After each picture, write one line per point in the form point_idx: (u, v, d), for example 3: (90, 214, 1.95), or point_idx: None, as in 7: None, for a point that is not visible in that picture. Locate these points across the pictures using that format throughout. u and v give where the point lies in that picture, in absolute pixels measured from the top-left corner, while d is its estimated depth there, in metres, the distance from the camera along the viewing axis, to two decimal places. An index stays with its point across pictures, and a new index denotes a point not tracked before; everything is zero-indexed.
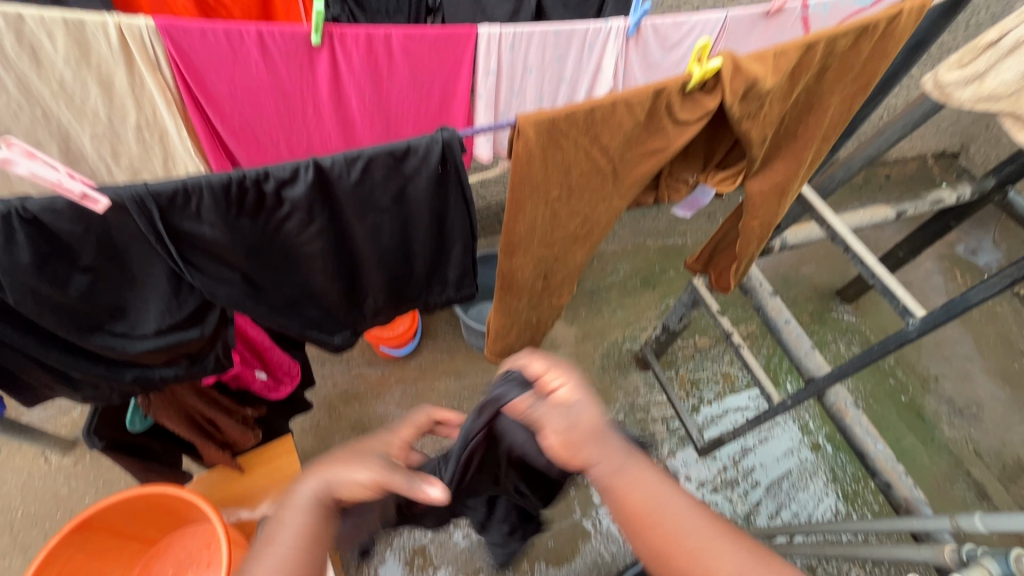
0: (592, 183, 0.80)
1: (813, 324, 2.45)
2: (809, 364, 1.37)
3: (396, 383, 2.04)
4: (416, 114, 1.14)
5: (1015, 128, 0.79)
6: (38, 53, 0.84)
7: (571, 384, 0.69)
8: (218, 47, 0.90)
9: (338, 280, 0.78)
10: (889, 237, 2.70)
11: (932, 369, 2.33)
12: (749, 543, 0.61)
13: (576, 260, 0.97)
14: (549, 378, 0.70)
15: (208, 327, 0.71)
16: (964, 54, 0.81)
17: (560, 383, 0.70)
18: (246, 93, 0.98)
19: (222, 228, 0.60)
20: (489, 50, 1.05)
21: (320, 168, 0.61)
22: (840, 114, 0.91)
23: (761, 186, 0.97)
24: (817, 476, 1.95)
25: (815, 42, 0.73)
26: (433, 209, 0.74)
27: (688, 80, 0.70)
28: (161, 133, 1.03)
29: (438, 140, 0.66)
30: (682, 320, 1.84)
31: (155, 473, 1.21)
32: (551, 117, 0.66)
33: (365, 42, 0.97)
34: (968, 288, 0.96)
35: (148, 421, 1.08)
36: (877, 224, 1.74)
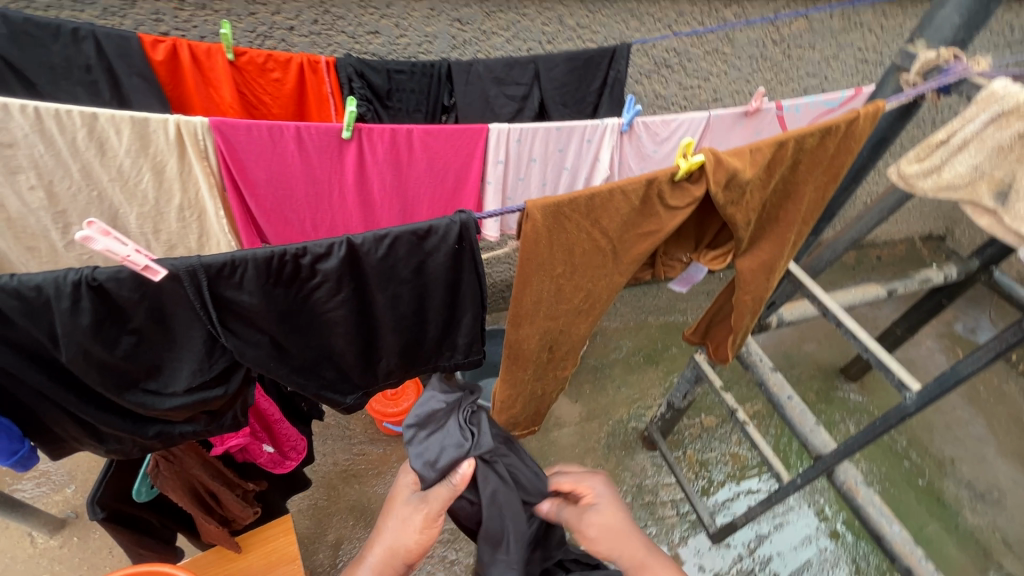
0: (594, 260, 0.88)
1: (820, 403, 2.44)
2: (816, 441, 1.36)
3: (398, 461, 2.01)
4: (431, 199, 1.25)
5: (974, 214, 0.88)
6: (105, 145, 0.97)
7: (593, 493, 0.94)
8: (261, 141, 1.02)
9: (356, 347, 0.83)
10: (886, 315, 2.76)
11: (947, 451, 2.28)
12: None
13: (580, 331, 1.02)
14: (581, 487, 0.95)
15: (232, 386, 0.76)
16: (920, 150, 0.90)
17: (586, 492, 0.95)
18: (281, 179, 1.09)
19: (260, 296, 0.67)
20: (499, 143, 1.17)
21: (351, 245, 0.68)
22: (816, 200, 1.00)
23: (751, 264, 1.04)
24: (838, 567, 1.86)
25: (787, 141, 0.83)
26: (449, 282, 0.81)
27: (677, 171, 0.79)
28: (200, 214, 1.13)
29: (456, 222, 0.73)
30: (685, 397, 1.84)
31: (148, 549, 1.15)
32: (556, 202, 0.74)
33: (389, 138, 1.09)
34: (957, 361, 0.99)
35: (152, 492, 1.09)
36: (870, 301, 1.80)
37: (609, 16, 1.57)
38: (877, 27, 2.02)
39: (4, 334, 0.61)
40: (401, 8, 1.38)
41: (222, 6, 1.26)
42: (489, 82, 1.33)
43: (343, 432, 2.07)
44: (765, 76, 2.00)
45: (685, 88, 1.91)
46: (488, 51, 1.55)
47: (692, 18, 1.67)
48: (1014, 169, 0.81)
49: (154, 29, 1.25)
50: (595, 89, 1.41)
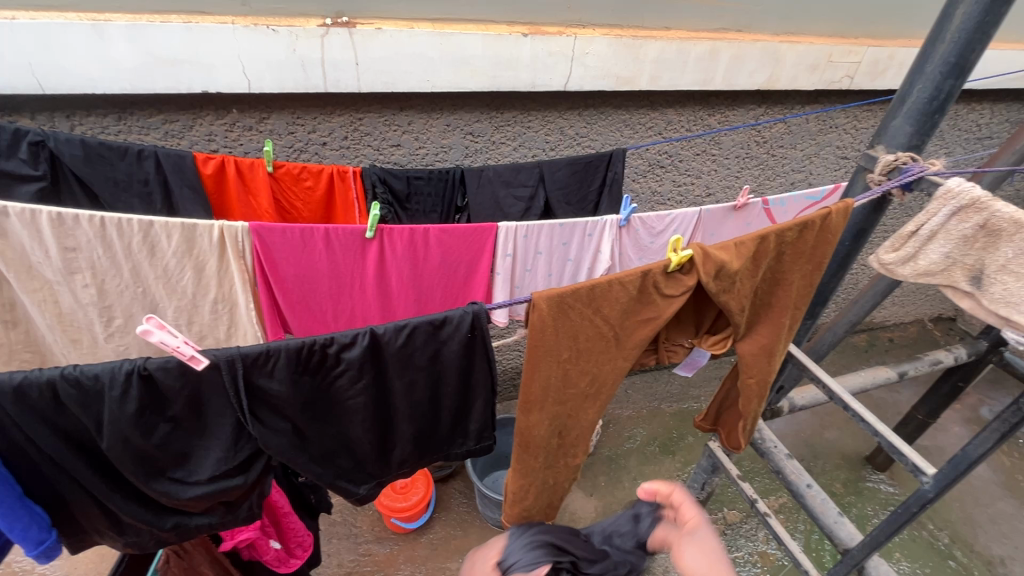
0: (598, 345, 0.93)
1: (849, 495, 2.31)
2: (841, 534, 1.31)
3: (407, 562, 1.92)
4: (444, 289, 1.34)
5: (956, 296, 0.95)
6: (155, 248, 1.08)
7: None
8: (293, 241, 1.13)
9: (372, 435, 0.86)
10: (906, 400, 2.70)
11: (994, 549, 2.11)
12: None
13: (588, 416, 1.04)
14: None
15: (251, 476, 0.79)
16: (894, 240, 0.97)
17: None
18: (308, 274, 1.19)
19: (288, 384, 0.72)
20: (507, 239, 1.28)
21: (373, 335, 0.75)
22: (806, 286, 1.07)
23: (750, 348, 1.08)
24: None
25: (767, 235, 0.92)
26: (462, 368, 0.86)
27: (669, 264, 0.87)
28: (232, 306, 1.22)
29: (468, 312, 0.80)
30: (704, 488, 1.78)
31: None
32: (559, 292, 0.81)
33: (408, 236, 1.20)
34: (964, 443, 0.99)
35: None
36: (882, 384, 1.79)
37: (606, 127, 1.76)
38: (851, 128, 2.22)
39: (54, 421, 0.66)
40: (421, 125, 1.57)
41: (266, 127, 1.45)
42: (499, 186, 1.47)
43: (349, 529, 2.00)
44: (753, 173, 2.17)
45: (679, 185, 2.07)
46: (497, 158, 1.72)
47: (680, 126, 1.86)
48: (981, 257, 0.89)
49: (206, 147, 1.44)
50: (596, 189, 1.56)
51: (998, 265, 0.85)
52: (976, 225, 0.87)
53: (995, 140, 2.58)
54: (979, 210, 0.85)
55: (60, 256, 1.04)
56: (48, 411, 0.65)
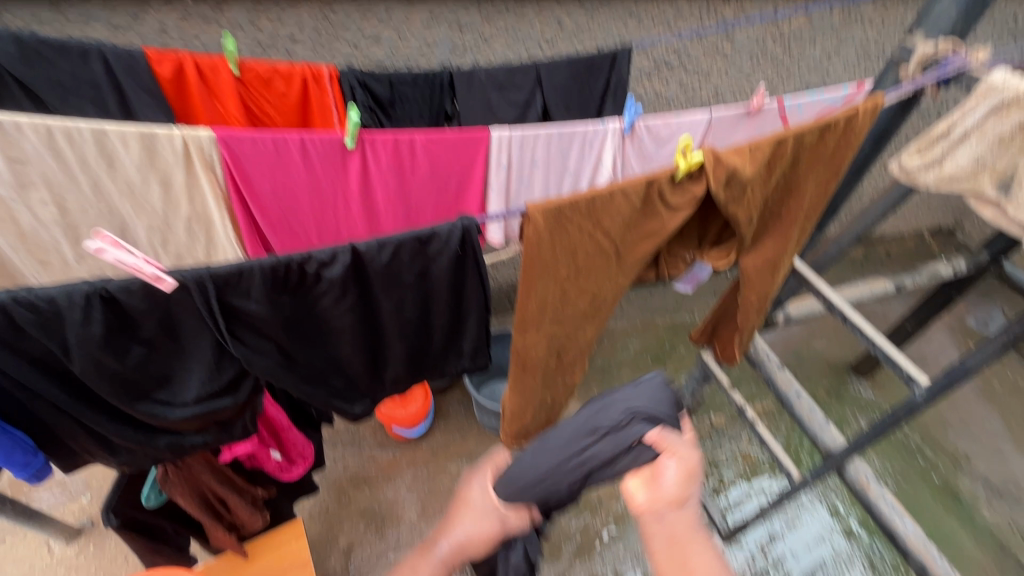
0: (597, 262, 0.88)
1: (830, 401, 2.41)
2: (825, 438, 1.35)
3: (409, 465, 2.02)
4: (434, 203, 1.26)
5: (978, 205, 0.89)
6: (114, 159, 0.98)
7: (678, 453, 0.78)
8: (265, 152, 1.03)
9: (362, 355, 0.84)
10: (896, 310, 2.74)
11: (961, 447, 2.23)
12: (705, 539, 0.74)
13: (586, 334, 1.02)
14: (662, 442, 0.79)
15: (240, 396, 0.78)
16: (921, 143, 0.90)
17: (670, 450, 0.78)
18: (286, 189, 1.10)
19: (266, 305, 0.68)
20: (500, 149, 1.18)
21: (355, 252, 0.70)
22: (819, 195, 1.00)
23: (754, 261, 1.04)
24: (854, 565, 1.85)
25: (785, 137, 0.84)
26: (453, 287, 0.82)
27: (677, 171, 0.79)
28: (208, 224, 1.15)
29: (458, 227, 0.74)
30: (694, 396, 1.83)
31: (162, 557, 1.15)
32: (557, 204, 0.74)
33: (392, 145, 1.10)
34: (965, 355, 0.99)
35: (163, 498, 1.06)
36: (878, 297, 1.78)
37: (609, 18, 1.58)
38: (878, 21, 2.01)
39: (18, 346, 0.62)
40: (401, 16, 1.40)
41: (225, 19, 1.28)
42: (491, 89, 1.34)
43: (352, 437, 2.09)
44: (767, 73, 2.00)
45: (686, 87, 1.91)
46: (488, 57, 1.56)
47: (692, 16, 1.67)
48: (1015, 160, 0.81)
49: (160, 43, 1.28)
50: (598, 93, 1.42)
51: None
52: (1016, 124, 0.78)
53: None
54: (1021, 106, 0.77)
55: (8, 169, 0.95)
56: (8, 335, 0.60)
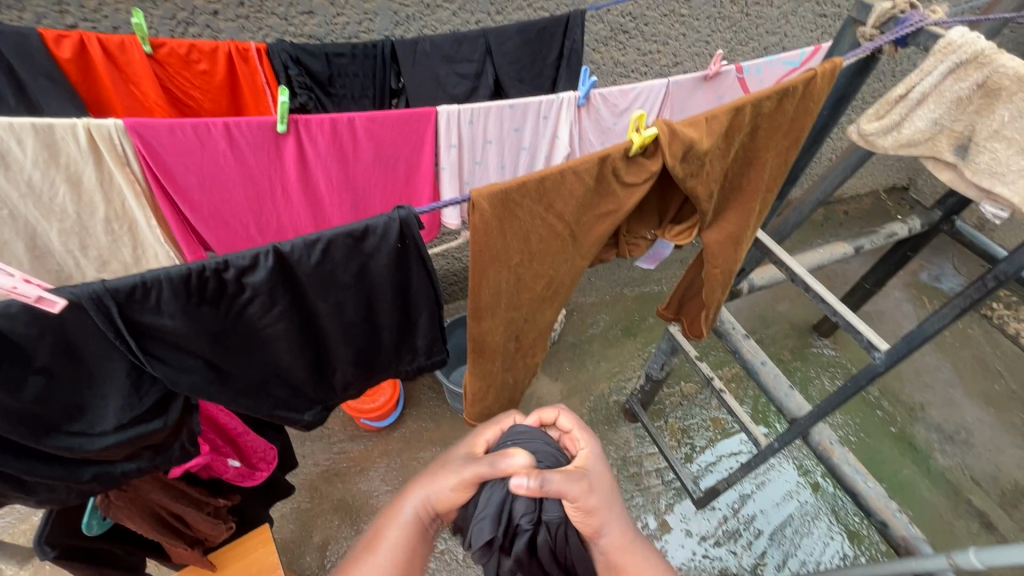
0: (553, 246, 0.83)
1: (794, 361, 2.47)
2: (790, 405, 1.36)
3: (381, 456, 1.98)
4: (382, 189, 1.18)
5: (936, 168, 0.87)
6: (7, 157, 0.87)
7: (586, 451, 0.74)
8: (185, 141, 0.94)
9: (304, 360, 0.78)
10: (855, 270, 2.80)
11: (916, 397, 2.29)
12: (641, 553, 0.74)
13: (546, 318, 0.98)
14: (574, 438, 0.78)
15: (171, 417, 0.71)
16: (879, 106, 0.86)
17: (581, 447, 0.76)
18: (214, 181, 1.01)
19: (183, 317, 0.62)
20: (449, 127, 1.10)
21: (279, 254, 0.64)
22: (779, 165, 0.97)
23: (716, 236, 1.00)
24: (820, 519, 1.91)
25: (742, 106, 0.79)
26: (397, 281, 0.76)
27: (630, 146, 0.74)
28: (130, 225, 1.04)
29: (395, 219, 0.68)
30: (663, 368, 1.83)
31: None
32: (503, 188, 0.69)
33: (329, 127, 1.02)
34: (923, 320, 0.99)
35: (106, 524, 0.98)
36: (837, 260, 1.79)
37: None
38: None
39: None
40: None
41: None
42: (438, 61, 1.25)
43: (321, 432, 2.02)
44: (724, 36, 1.96)
45: (643, 53, 1.85)
46: (434, 27, 1.46)
47: None
48: (973, 122, 0.79)
49: (59, 22, 1.13)
50: (552, 62, 1.35)
51: (990, 130, 0.76)
52: (974, 84, 0.76)
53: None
54: (980, 65, 0.75)
55: None
56: None
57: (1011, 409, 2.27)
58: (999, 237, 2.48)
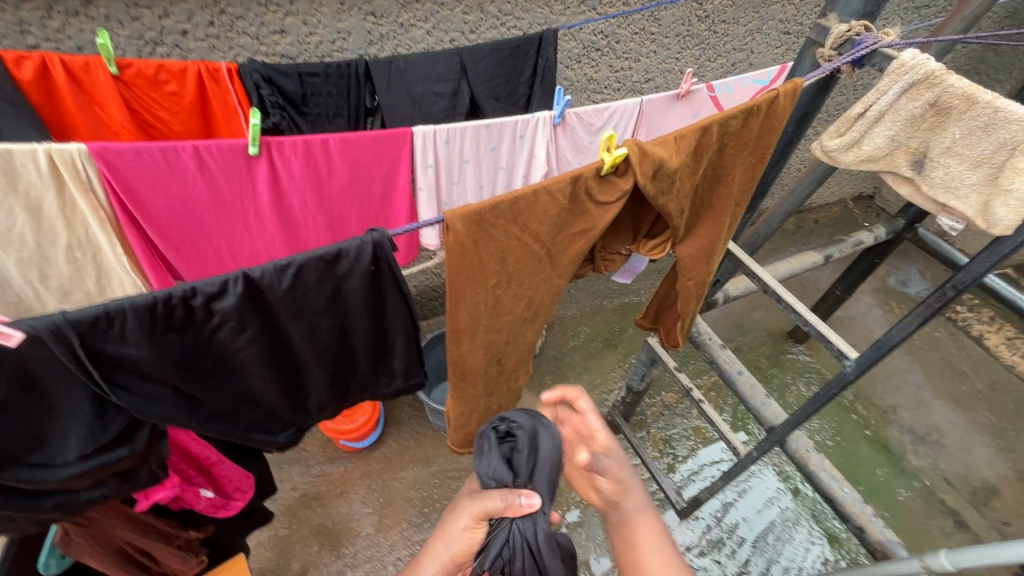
0: (529, 265, 0.83)
1: (771, 368, 2.52)
2: (767, 413, 1.38)
3: (362, 477, 1.93)
4: (357, 208, 1.17)
5: (896, 182, 0.90)
6: None
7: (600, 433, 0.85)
8: (153, 164, 0.92)
9: (278, 384, 0.76)
10: (826, 277, 2.88)
11: (889, 400, 2.35)
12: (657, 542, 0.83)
13: (525, 337, 0.98)
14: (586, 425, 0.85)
15: (138, 444, 0.68)
16: (840, 124, 0.88)
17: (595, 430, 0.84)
18: (184, 204, 0.99)
19: (149, 346, 0.60)
20: (425, 147, 1.10)
21: (249, 279, 0.62)
22: (748, 180, 0.99)
23: (690, 251, 1.02)
24: (801, 525, 1.94)
25: (709, 125, 0.81)
26: (372, 303, 0.75)
27: (601, 166, 0.75)
28: (95, 249, 1.01)
29: (368, 242, 0.68)
30: (643, 379, 1.84)
31: None
32: (477, 209, 0.69)
33: (302, 148, 1.01)
34: (889, 328, 1.02)
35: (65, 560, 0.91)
36: (809, 269, 1.83)
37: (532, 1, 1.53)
38: None
39: None
40: (308, 4, 1.28)
41: (98, 12, 1.13)
42: (413, 81, 1.25)
43: (299, 454, 1.97)
44: (694, 53, 2.01)
45: (616, 70, 1.89)
46: (408, 46, 1.47)
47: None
48: (927, 139, 0.82)
49: (20, 43, 1.11)
50: (526, 80, 1.36)
51: (943, 147, 0.80)
52: (926, 103, 0.80)
53: (946, 8, 2.40)
54: (932, 85, 0.78)
55: None
56: None
57: (978, 408, 2.35)
58: (960, 243, 2.57)
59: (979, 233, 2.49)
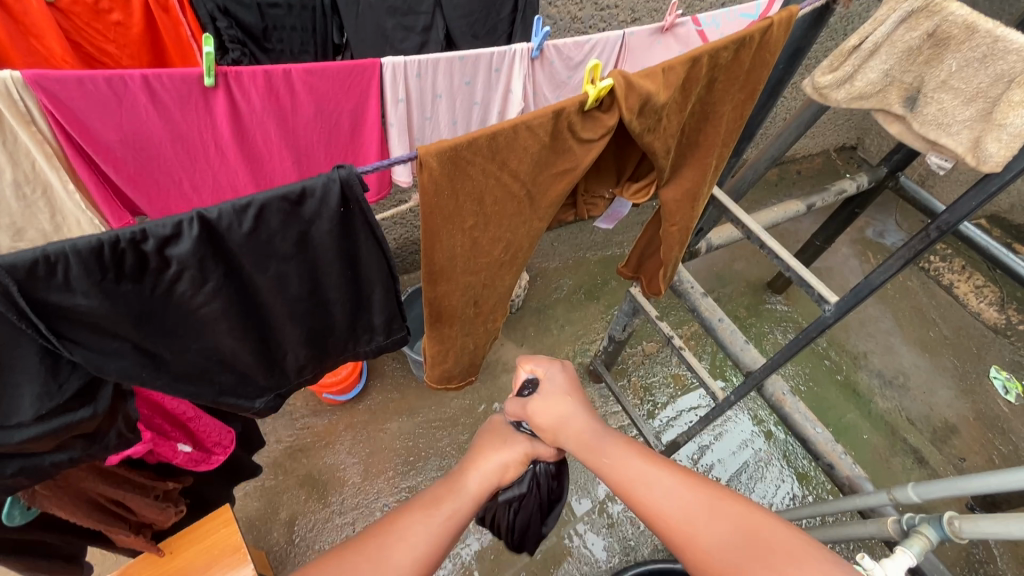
0: (509, 207, 0.80)
1: (750, 317, 2.56)
2: (746, 359, 1.41)
3: (347, 429, 1.94)
4: (327, 148, 1.11)
5: (886, 121, 0.88)
6: None
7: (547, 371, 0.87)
8: (99, 95, 0.84)
9: (249, 341, 0.73)
10: (806, 228, 2.90)
11: (861, 346, 2.42)
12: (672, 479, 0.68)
13: (505, 282, 0.95)
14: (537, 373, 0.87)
15: (101, 404, 0.66)
16: (833, 59, 0.84)
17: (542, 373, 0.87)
18: (137, 140, 0.92)
19: (100, 296, 0.56)
20: (396, 80, 1.03)
21: (206, 221, 0.58)
22: (735, 120, 0.96)
23: (674, 194, 0.99)
24: (772, 464, 2.03)
25: (698, 56, 0.77)
26: (343, 249, 0.71)
27: (585, 99, 0.71)
28: (45, 187, 0.94)
29: (335, 179, 0.63)
30: (625, 329, 1.85)
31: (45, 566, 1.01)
32: (452, 145, 0.65)
33: (263, 81, 0.93)
34: (870, 272, 1.01)
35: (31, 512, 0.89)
36: (791, 218, 1.82)
37: None
38: None
39: None
40: None
41: None
42: (383, 12, 1.16)
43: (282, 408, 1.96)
44: None
45: (601, 8, 1.78)
46: None
47: None
48: (922, 73, 0.79)
49: None
50: (507, 16, 1.27)
51: (938, 81, 0.77)
52: (925, 34, 0.76)
53: None
54: (932, 14, 0.74)
55: None
56: None
57: (943, 353, 2.43)
58: (939, 193, 2.59)
59: (956, 184, 2.51)
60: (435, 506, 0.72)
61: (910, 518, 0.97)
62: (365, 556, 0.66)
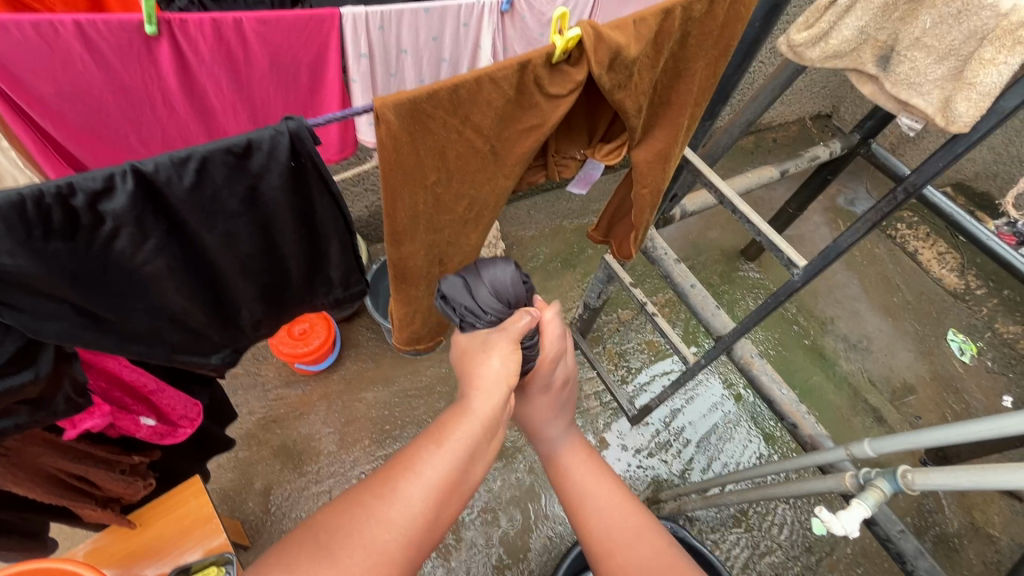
0: (472, 162, 0.77)
1: (723, 285, 2.60)
2: (716, 323, 1.42)
3: (321, 399, 1.92)
4: (284, 104, 1.04)
5: (859, 81, 0.87)
6: None
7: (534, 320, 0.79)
8: (28, 42, 0.78)
9: (200, 297, 0.70)
10: (779, 196, 2.92)
11: (828, 312, 2.49)
12: (618, 504, 0.79)
13: (470, 240, 0.93)
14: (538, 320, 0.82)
15: (43, 367, 0.63)
16: (809, 15, 0.83)
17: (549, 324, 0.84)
18: (76, 89, 0.86)
19: (29, 257, 0.52)
20: (356, 32, 0.97)
21: (141, 175, 0.54)
22: (708, 79, 0.94)
23: (646, 155, 0.96)
24: (741, 425, 2.09)
25: (670, 8, 0.74)
26: (297, 205, 0.68)
27: (552, 51, 0.67)
28: None
29: (284, 132, 0.59)
30: (600, 296, 1.84)
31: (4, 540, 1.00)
32: (411, 97, 0.61)
33: (211, 30, 0.86)
34: (838, 235, 1.02)
35: None
36: (764, 184, 1.82)
37: None
38: None
39: None
40: None
41: None
42: None
43: (254, 380, 1.92)
44: None
45: None
46: None
47: None
48: (896, 30, 0.77)
49: None
50: None
51: (912, 38, 0.75)
52: None
53: None
54: None
55: None
56: None
57: (906, 317, 2.51)
58: (908, 161, 2.63)
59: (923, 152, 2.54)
60: (443, 437, 0.65)
61: (867, 473, 1.00)
62: (377, 495, 0.60)
